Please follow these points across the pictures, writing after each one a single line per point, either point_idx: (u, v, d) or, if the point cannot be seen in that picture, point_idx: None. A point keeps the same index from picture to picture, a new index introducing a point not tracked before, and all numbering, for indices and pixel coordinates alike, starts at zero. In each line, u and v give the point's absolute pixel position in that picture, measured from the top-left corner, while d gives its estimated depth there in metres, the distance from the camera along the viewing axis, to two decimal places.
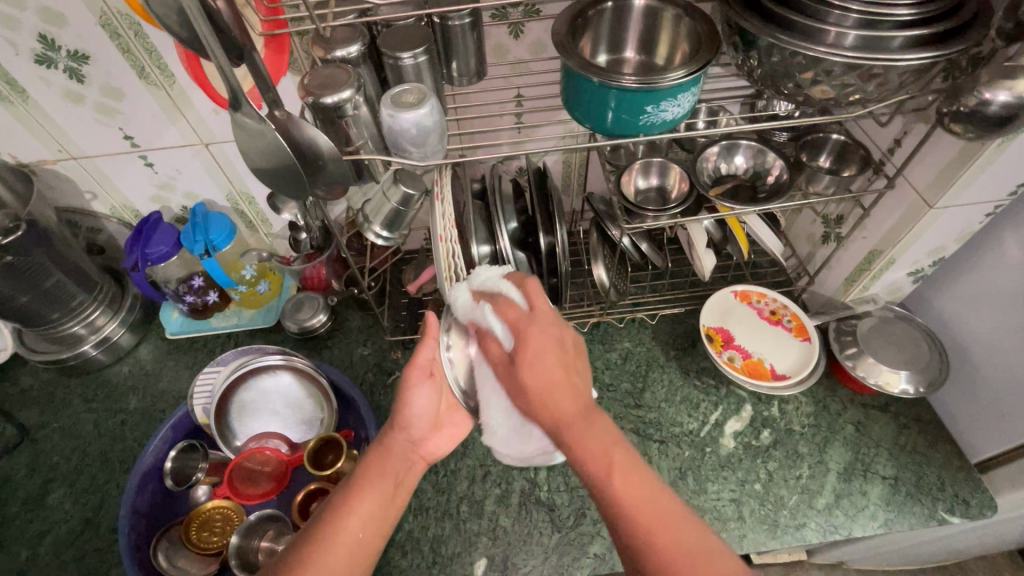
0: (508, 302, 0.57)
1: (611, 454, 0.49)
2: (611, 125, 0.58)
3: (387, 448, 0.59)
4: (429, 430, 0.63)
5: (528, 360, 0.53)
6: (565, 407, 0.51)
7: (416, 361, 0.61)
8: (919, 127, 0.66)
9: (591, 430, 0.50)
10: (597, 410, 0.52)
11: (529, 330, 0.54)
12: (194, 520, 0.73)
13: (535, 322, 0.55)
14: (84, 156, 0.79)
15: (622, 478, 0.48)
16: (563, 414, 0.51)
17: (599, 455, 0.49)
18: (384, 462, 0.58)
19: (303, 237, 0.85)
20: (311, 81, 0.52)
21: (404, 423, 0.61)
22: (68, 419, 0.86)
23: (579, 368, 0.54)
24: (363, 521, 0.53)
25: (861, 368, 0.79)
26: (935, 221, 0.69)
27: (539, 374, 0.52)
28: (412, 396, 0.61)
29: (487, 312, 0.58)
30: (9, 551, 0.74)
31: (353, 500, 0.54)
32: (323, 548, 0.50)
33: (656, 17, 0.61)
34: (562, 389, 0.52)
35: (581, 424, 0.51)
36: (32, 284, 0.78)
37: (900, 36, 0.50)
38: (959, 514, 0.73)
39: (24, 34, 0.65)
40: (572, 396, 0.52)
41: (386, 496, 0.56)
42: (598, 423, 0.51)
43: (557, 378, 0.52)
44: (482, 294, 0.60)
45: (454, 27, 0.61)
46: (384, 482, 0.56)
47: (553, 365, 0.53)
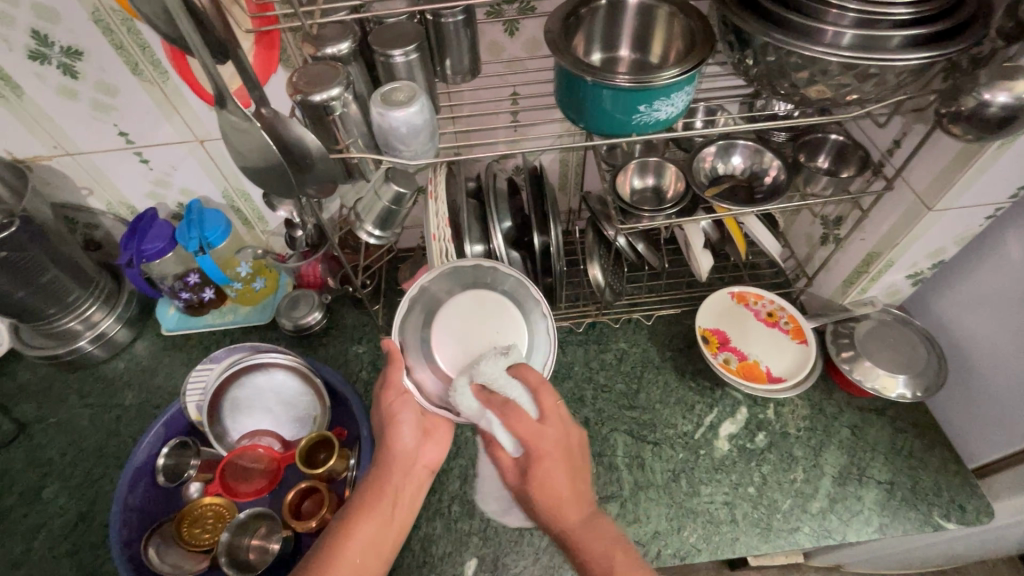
0: (520, 414, 0.56)
1: (613, 560, 0.51)
2: (604, 124, 0.58)
3: (383, 468, 0.61)
4: (421, 440, 0.64)
5: (538, 478, 0.55)
6: (570, 515, 0.54)
7: (389, 383, 0.62)
8: (919, 127, 0.65)
9: (592, 538, 0.53)
10: (598, 512, 0.55)
11: (539, 449, 0.55)
12: (185, 517, 0.72)
13: (546, 434, 0.56)
14: (79, 152, 0.79)
15: (624, 571, 0.51)
16: (569, 526, 0.53)
17: (602, 558, 0.51)
18: (382, 483, 0.60)
19: (298, 235, 0.84)
20: (299, 79, 0.51)
21: (392, 440, 0.62)
22: (64, 414, 0.86)
23: (584, 473, 0.56)
24: (364, 547, 0.56)
25: (858, 372, 0.79)
26: (934, 223, 0.68)
27: (550, 487, 0.54)
28: (398, 414, 0.62)
29: (495, 423, 0.58)
30: (4, 545, 0.75)
31: (352, 527, 0.56)
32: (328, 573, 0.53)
33: (651, 15, 0.60)
34: (568, 499, 0.54)
35: (584, 531, 0.53)
36: (27, 279, 0.79)
37: (897, 35, 0.49)
38: (955, 520, 0.72)
39: (17, 30, 0.65)
40: (573, 503, 0.54)
41: (385, 517, 0.58)
42: (600, 526, 0.54)
43: (565, 490, 0.54)
44: (490, 395, 0.59)
45: (447, 25, 0.60)
46: (381, 505, 0.59)
47: (561, 478, 0.55)
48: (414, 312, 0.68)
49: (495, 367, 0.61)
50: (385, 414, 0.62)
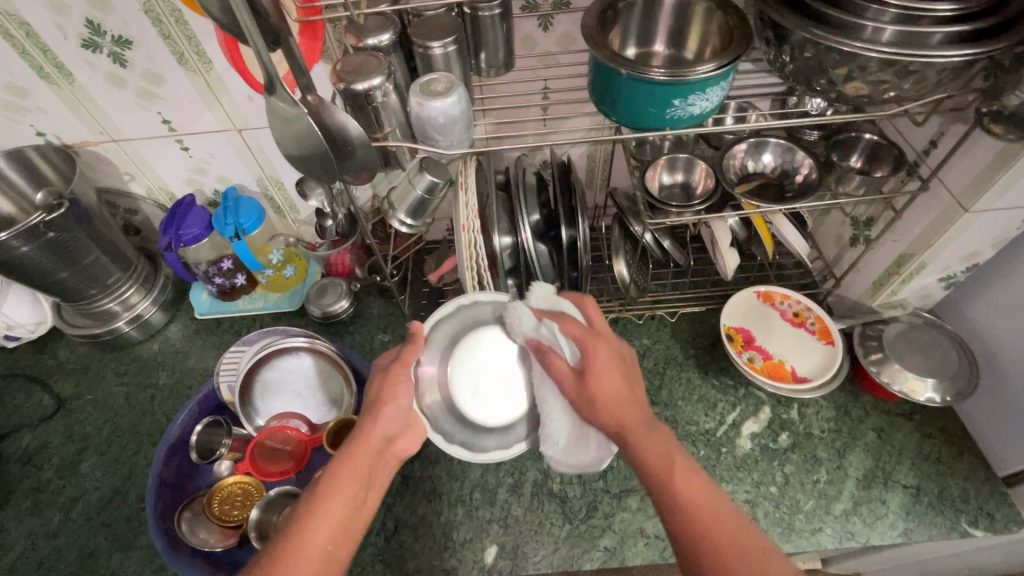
0: (568, 320, 0.63)
1: (672, 457, 0.51)
2: (638, 118, 0.58)
3: (361, 445, 0.57)
4: (402, 426, 0.60)
5: (592, 381, 0.57)
6: (629, 415, 0.55)
7: (404, 359, 0.63)
8: (957, 127, 0.64)
9: (653, 437, 0.53)
10: (658, 422, 0.55)
11: (594, 345, 0.59)
12: (216, 494, 0.74)
13: (598, 337, 0.60)
14: (123, 139, 0.82)
15: (682, 478, 0.50)
16: (628, 424, 0.54)
17: (661, 456, 0.51)
18: (355, 465, 0.55)
19: (329, 224, 0.85)
20: (343, 68, 0.53)
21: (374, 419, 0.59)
22: (101, 392, 0.89)
23: (635, 378, 0.59)
24: (331, 533, 0.50)
25: (886, 374, 0.77)
26: (970, 225, 0.67)
27: (605, 384, 0.57)
28: (393, 386, 0.61)
29: (555, 331, 0.65)
30: (44, 514, 0.78)
31: (319, 509, 0.51)
32: (292, 557, 0.48)
33: (687, 11, 0.60)
34: (625, 396, 0.56)
35: (642, 431, 0.54)
36: (71, 260, 0.82)
37: (939, 32, 0.49)
38: (983, 528, 0.71)
39: (73, 19, 0.68)
40: (631, 404, 0.56)
41: (354, 502, 0.53)
42: (659, 432, 0.54)
43: (620, 388, 0.57)
44: (547, 312, 0.67)
45: (484, 18, 0.61)
46: (353, 485, 0.54)
47: (615, 378, 0.58)
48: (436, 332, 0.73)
49: (546, 292, 0.69)
50: (385, 381, 0.61)
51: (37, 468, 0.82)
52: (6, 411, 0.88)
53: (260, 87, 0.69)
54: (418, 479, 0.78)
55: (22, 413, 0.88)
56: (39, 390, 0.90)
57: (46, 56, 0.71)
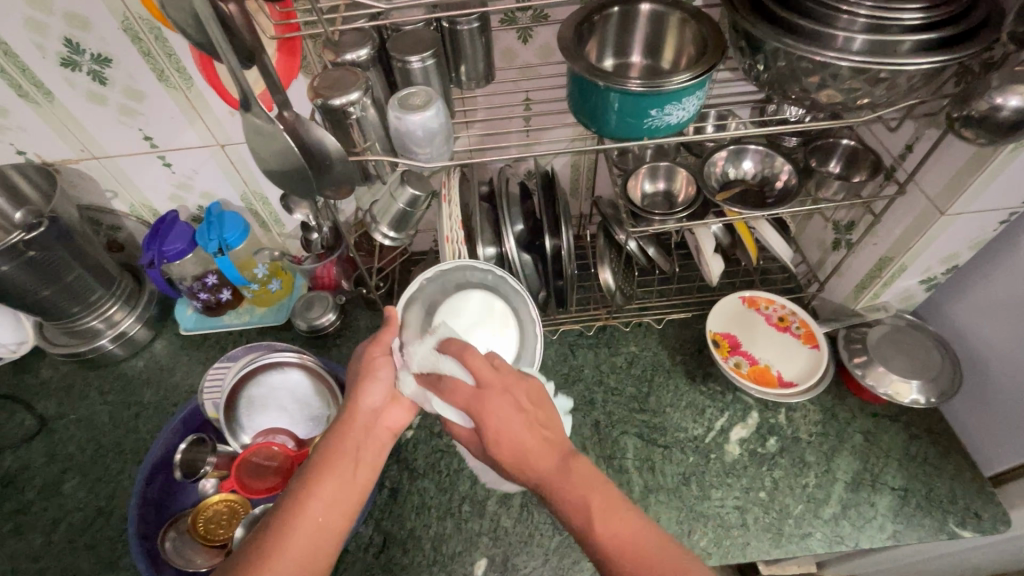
0: (458, 382, 0.57)
1: (589, 496, 0.49)
2: (617, 129, 0.59)
3: (349, 425, 0.59)
4: (388, 400, 0.63)
5: (494, 440, 0.53)
6: (542, 466, 0.52)
7: (380, 338, 0.64)
8: (931, 132, 0.65)
9: (572, 478, 0.50)
10: (571, 457, 0.52)
11: (484, 403, 0.55)
12: (200, 514, 0.73)
13: (492, 383, 0.56)
14: (106, 156, 0.82)
15: (601, 506, 0.48)
16: (541, 476, 0.51)
17: (577, 500, 0.49)
18: (345, 443, 0.57)
19: (314, 238, 0.87)
20: (320, 83, 0.53)
21: (359, 403, 0.61)
22: (85, 411, 0.88)
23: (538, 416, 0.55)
24: (325, 506, 0.52)
25: (870, 377, 0.78)
26: (947, 228, 0.68)
27: (507, 439, 0.53)
28: (373, 367, 0.63)
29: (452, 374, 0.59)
30: (27, 537, 0.77)
31: (312, 487, 0.53)
32: (289, 533, 0.50)
33: (662, 22, 0.61)
34: (534, 447, 0.53)
35: (559, 478, 0.50)
36: (53, 279, 0.81)
37: (908, 40, 0.50)
38: (971, 528, 0.71)
39: (51, 38, 0.68)
40: (533, 450, 0.52)
41: (345, 477, 0.55)
42: (575, 468, 0.51)
43: (525, 437, 0.53)
44: (428, 377, 0.61)
45: (462, 32, 0.62)
46: (343, 460, 0.56)
47: (514, 423, 0.54)
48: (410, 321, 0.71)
49: (424, 351, 0.62)
50: (365, 365, 0.63)
51: (20, 489, 0.81)
52: None
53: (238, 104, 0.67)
54: (407, 492, 0.78)
55: (5, 434, 0.87)
56: (22, 410, 0.89)
57: (25, 74, 0.71)
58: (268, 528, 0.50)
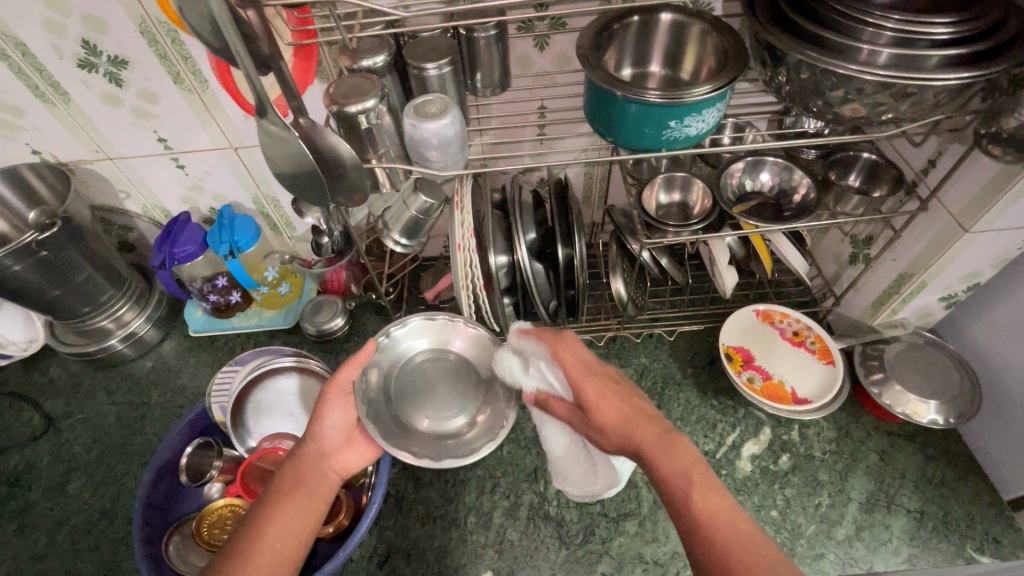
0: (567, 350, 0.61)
1: (691, 471, 0.52)
2: (634, 139, 0.58)
3: (303, 461, 0.59)
4: (343, 440, 0.62)
5: (600, 414, 0.57)
6: (643, 436, 0.55)
7: (332, 381, 0.61)
8: (955, 147, 0.64)
9: (674, 453, 0.53)
10: (674, 433, 0.55)
11: (588, 379, 0.58)
12: (205, 519, 0.72)
13: (590, 370, 0.59)
14: (119, 157, 0.82)
15: (700, 493, 0.50)
16: (642, 445, 0.54)
17: (677, 473, 0.52)
18: (299, 476, 0.58)
19: (325, 241, 0.87)
20: (336, 90, 0.53)
21: (316, 434, 0.61)
22: (92, 411, 0.88)
23: (641, 400, 0.58)
24: (282, 535, 0.54)
25: (887, 396, 0.76)
26: (970, 245, 0.66)
27: (606, 413, 0.57)
28: (324, 411, 0.61)
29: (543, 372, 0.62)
30: (30, 537, 0.76)
31: (265, 521, 0.54)
32: (243, 565, 0.51)
33: (684, 32, 0.60)
34: (633, 421, 0.56)
35: (660, 450, 0.54)
36: (64, 278, 0.81)
37: (935, 55, 0.49)
38: (989, 554, 0.69)
39: (69, 40, 0.68)
40: (635, 426, 0.56)
41: (301, 507, 0.56)
42: (677, 444, 0.54)
43: (619, 412, 0.57)
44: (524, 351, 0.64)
45: (479, 39, 0.61)
46: (297, 491, 0.57)
47: (613, 403, 0.57)
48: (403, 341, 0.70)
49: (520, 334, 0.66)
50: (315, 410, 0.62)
51: (25, 488, 0.81)
52: None
53: (254, 111, 0.63)
54: (411, 501, 0.77)
55: (12, 432, 0.87)
56: (29, 408, 0.89)
57: (43, 75, 0.71)
58: (223, 566, 0.51)
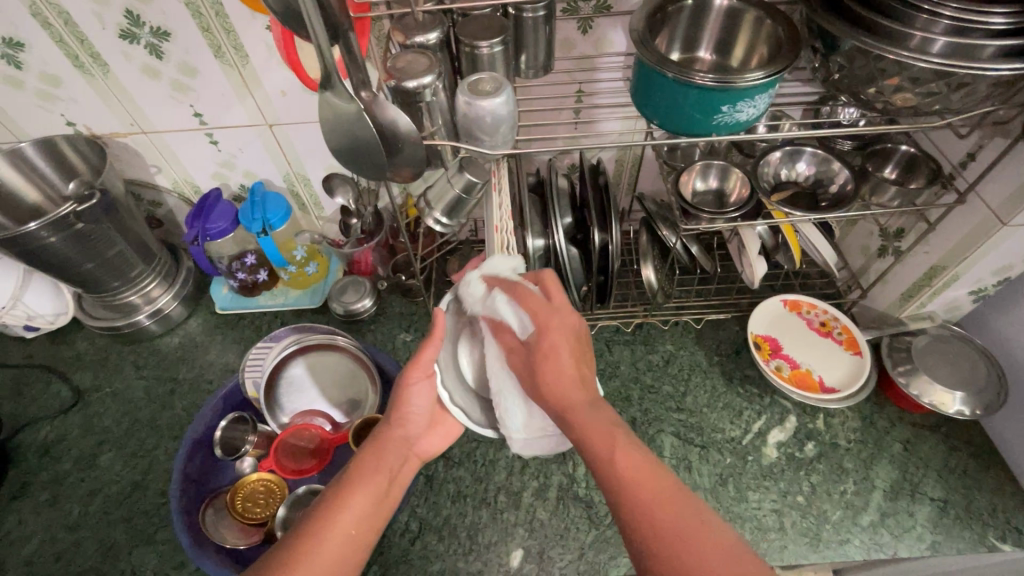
0: (526, 290, 0.56)
1: (617, 435, 0.46)
2: (683, 123, 0.58)
3: (383, 444, 0.59)
4: (424, 429, 0.63)
5: (545, 360, 0.52)
6: (574, 395, 0.49)
7: (418, 361, 0.59)
8: (998, 141, 0.64)
9: (598, 416, 0.48)
10: (606, 401, 0.50)
11: (551, 321, 0.53)
12: (238, 491, 0.73)
13: (555, 310, 0.54)
14: (154, 131, 0.82)
15: (626, 457, 0.44)
16: (571, 401, 0.49)
17: (606, 435, 0.46)
18: (383, 459, 0.58)
19: (354, 223, 0.87)
20: (394, 66, 0.53)
21: (401, 420, 0.61)
22: (120, 385, 0.89)
23: (590, 361, 0.53)
24: (363, 514, 0.52)
25: (914, 386, 0.77)
26: (1006, 238, 0.67)
27: (553, 366, 0.51)
28: (411, 390, 0.61)
29: (501, 300, 0.56)
30: (63, 507, 0.77)
31: (350, 497, 0.52)
32: (323, 537, 0.48)
33: (736, 18, 0.60)
34: (575, 378, 0.50)
35: (588, 412, 0.48)
36: (96, 252, 0.81)
37: (991, 46, 0.49)
38: (1011, 542, 0.71)
39: (112, 9, 0.67)
40: (579, 385, 0.50)
41: (383, 490, 0.55)
42: (606, 410, 0.49)
43: (568, 366, 0.51)
44: (498, 282, 0.58)
45: (527, 19, 0.61)
46: (378, 473, 0.56)
47: (565, 352, 0.52)
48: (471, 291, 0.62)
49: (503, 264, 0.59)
50: (401, 388, 0.61)
51: (56, 460, 0.81)
52: (24, 401, 0.87)
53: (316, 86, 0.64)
54: (442, 480, 0.78)
55: (40, 404, 0.87)
56: (57, 381, 0.89)
57: (83, 45, 0.71)
58: (299, 535, 0.48)
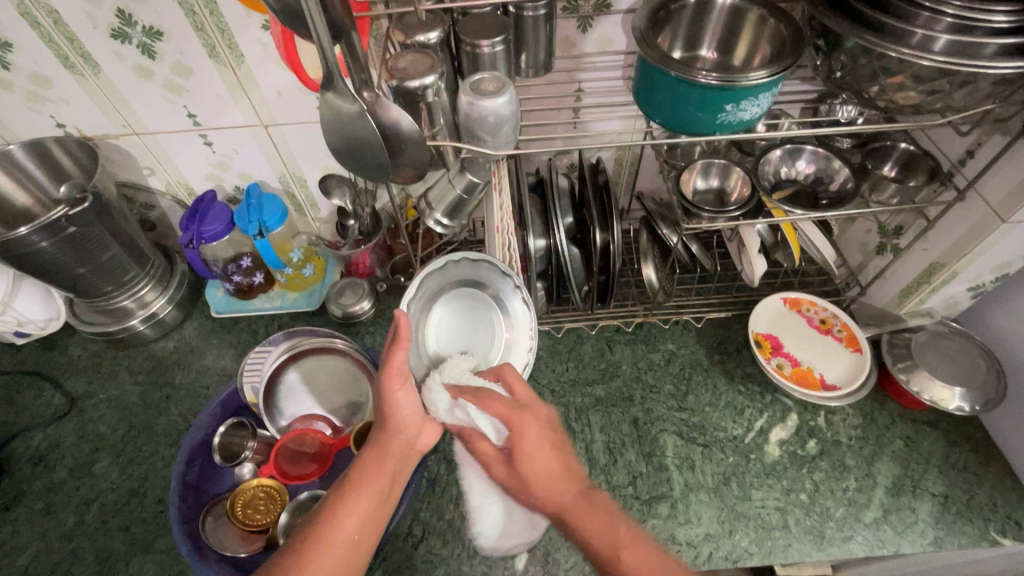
0: (494, 396, 0.62)
1: (615, 530, 0.50)
2: (686, 121, 0.58)
3: (381, 446, 0.58)
4: (421, 425, 0.61)
5: (528, 463, 0.57)
6: (562, 492, 0.54)
7: (391, 368, 0.56)
8: (997, 138, 0.65)
9: (590, 509, 0.52)
10: (590, 489, 0.55)
11: (522, 424, 0.59)
12: (238, 498, 0.72)
13: (527, 406, 0.61)
14: (147, 132, 0.81)
15: (630, 551, 0.48)
16: (563, 502, 0.54)
17: (603, 531, 0.50)
18: (380, 463, 0.57)
19: (351, 224, 0.86)
20: (395, 65, 0.52)
21: (395, 423, 0.58)
22: (115, 391, 0.87)
23: (566, 448, 0.58)
24: (360, 522, 0.52)
25: (914, 382, 0.77)
26: (1005, 235, 0.67)
27: (536, 461, 0.56)
28: (394, 397, 0.58)
29: (472, 412, 0.61)
30: (58, 517, 0.76)
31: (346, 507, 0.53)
32: (322, 552, 0.49)
33: (738, 17, 0.60)
34: (557, 474, 0.55)
35: (579, 509, 0.52)
36: (89, 256, 0.79)
37: (993, 44, 0.49)
38: (1011, 536, 0.71)
39: (104, 8, 0.66)
40: (564, 477, 0.55)
41: (382, 496, 0.55)
42: (596, 501, 0.53)
43: (551, 466, 0.56)
44: (461, 389, 0.63)
45: (528, 18, 0.60)
46: (377, 479, 0.56)
47: (542, 446, 0.57)
48: (426, 286, 0.68)
49: (458, 368, 0.66)
50: (383, 394, 0.58)
51: (50, 468, 0.80)
52: (17, 408, 0.86)
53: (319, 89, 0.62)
54: (445, 483, 0.77)
55: (33, 412, 0.85)
56: (50, 388, 0.88)
57: (74, 45, 0.69)
58: (299, 547, 0.49)
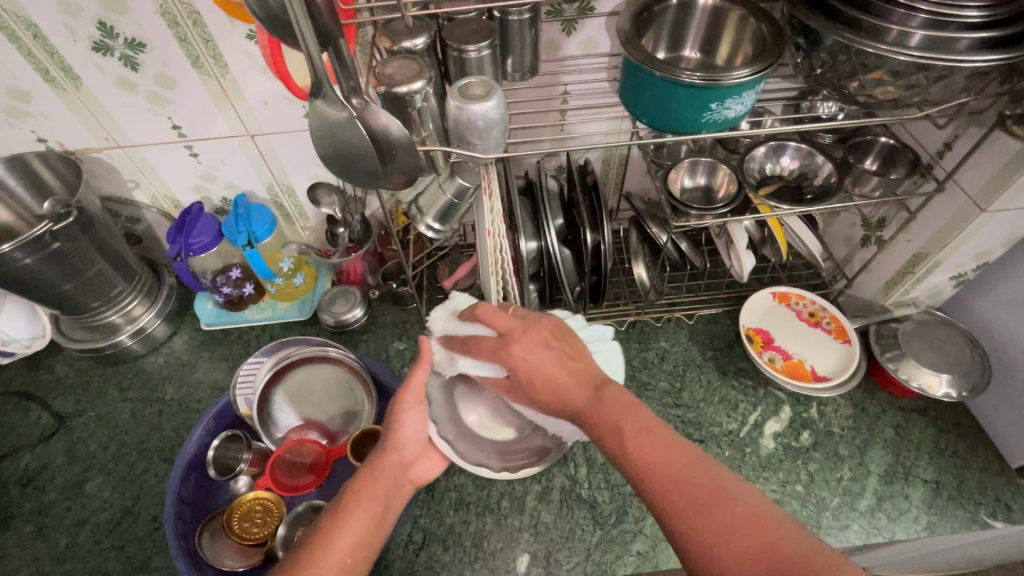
0: (481, 338, 0.55)
1: (623, 419, 0.48)
2: (672, 120, 0.59)
3: (378, 469, 0.55)
4: (420, 451, 0.58)
5: (533, 384, 0.52)
6: (575, 398, 0.51)
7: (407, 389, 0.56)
8: (973, 130, 0.66)
9: (603, 407, 0.49)
10: (603, 385, 0.51)
11: (513, 353, 0.53)
12: (235, 511, 0.71)
13: (527, 325, 0.54)
14: (130, 145, 0.80)
15: (633, 431, 0.47)
16: (577, 408, 0.51)
17: (611, 425, 0.48)
18: (376, 487, 0.54)
19: (341, 231, 0.85)
20: (383, 71, 0.52)
21: (395, 444, 0.56)
22: (104, 409, 0.86)
23: (577, 357, 0.53)
24: (352, 546, 0.50)
25: (902, 371, 0.79)
26: (985, 224, 0.69)
27: (539, 379, 0.52)
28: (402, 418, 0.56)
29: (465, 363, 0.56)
30: (50, 538, 0.74)
31: (338, 532, 0.50)
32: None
33: (720, 17, 0.61)
34: (568, 382, 0.52)
35: (593, 408, 0.50)
36: (75, 272, 0.78)
37: (966, 39, 0.51)
38: (1001, 519, 0.73)
39: (84, 20, 0.65)
40: (577, 384, 0.52)
41: (376, 520, 0.53)
42: (607, 396, 0.50)
43: (561, 378, 0.52)
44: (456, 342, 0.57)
45: (513, 22, 0.61)
46: (372, 502, 0.53)
47: (543, 359, 0.53)
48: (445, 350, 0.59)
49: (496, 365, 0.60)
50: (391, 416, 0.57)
51: (39, 490, 0.78)
52: (3, 430, 0.84)
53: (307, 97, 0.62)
54: (444, 488, 0.77)
55: (21, 433, 0.84)
56: (37, 408, 0.86)
57: (54, 58, 0.68)
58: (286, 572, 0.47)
